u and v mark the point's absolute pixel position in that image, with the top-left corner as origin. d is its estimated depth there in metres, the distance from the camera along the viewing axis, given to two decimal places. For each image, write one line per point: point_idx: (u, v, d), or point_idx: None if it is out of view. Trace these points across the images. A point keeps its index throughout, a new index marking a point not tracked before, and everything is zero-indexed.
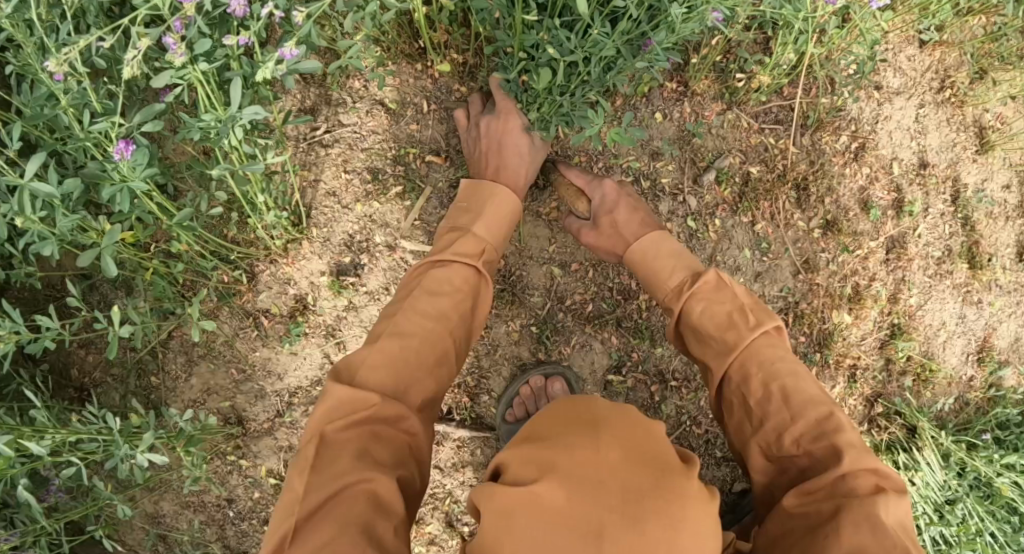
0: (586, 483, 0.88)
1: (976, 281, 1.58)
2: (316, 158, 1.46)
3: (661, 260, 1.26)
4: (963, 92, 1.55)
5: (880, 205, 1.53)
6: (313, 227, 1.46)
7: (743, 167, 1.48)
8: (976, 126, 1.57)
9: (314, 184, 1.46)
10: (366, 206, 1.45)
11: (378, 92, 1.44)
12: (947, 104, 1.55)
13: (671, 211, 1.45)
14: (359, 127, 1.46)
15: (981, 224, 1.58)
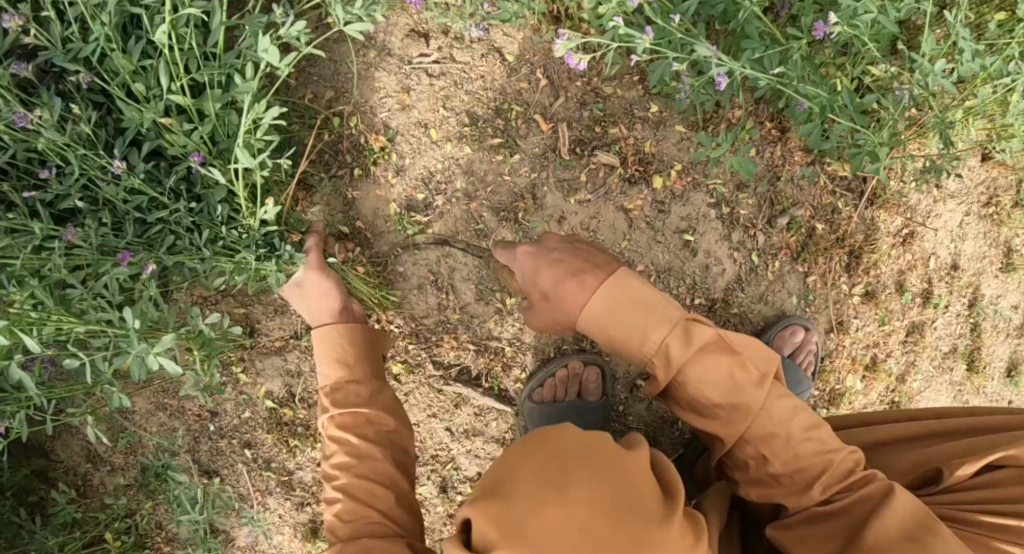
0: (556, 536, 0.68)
1: (971, 382, 1.74)
2: (416, 84, 1.41)
3: (623, 316, 0.93)
4: (1005, 212, 1.72)
5: (912, 291, 1.66)
6: (395, 154, 1.40)
7: (810, 221, 1.54)
8: (1005, 246, 1.73)
9: (409, 111, 1.40)
10: (456, 147, 1.41)
11: (501, 41, 1.41)
12: (988, 219, 1.72)
13: (742, 239, 1.48)
14: (469, 67, 1.42)
15: (986, 333, 1.74)
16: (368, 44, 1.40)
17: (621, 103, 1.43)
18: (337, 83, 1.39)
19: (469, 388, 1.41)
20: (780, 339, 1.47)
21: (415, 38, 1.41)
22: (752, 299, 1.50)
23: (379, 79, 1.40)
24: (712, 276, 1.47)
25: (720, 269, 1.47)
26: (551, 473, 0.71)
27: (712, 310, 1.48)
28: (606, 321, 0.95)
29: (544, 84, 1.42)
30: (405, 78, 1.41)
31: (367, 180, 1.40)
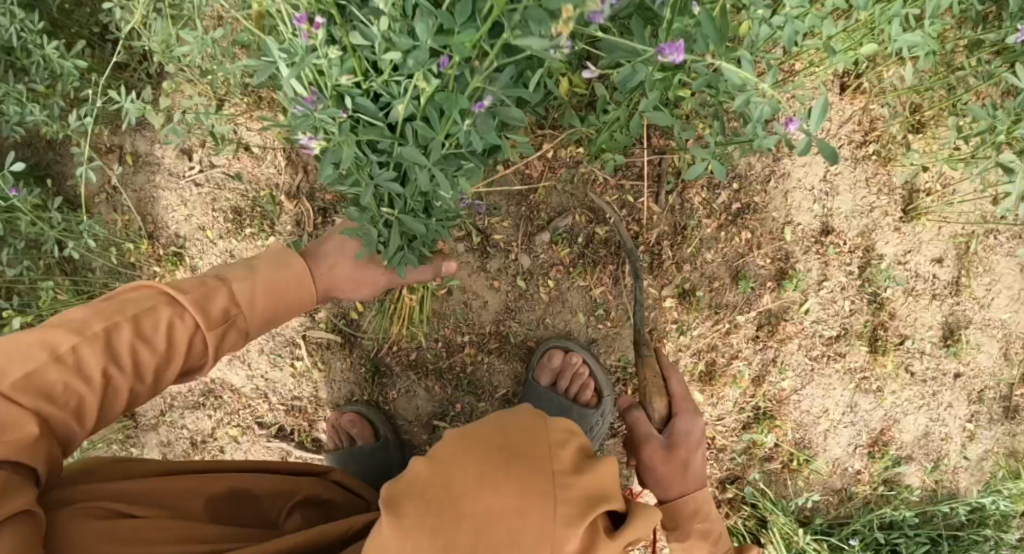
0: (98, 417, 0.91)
1: (876, 366, 1.51)
2: (181, 188, 1.52)
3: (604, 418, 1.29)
4: (888, 150, 1.51)
5: (757, 275, 1.46)
6: (188, 259, 1.52)
7: (588, 227, 1.40)
8: (904, 190, 1.52)
9: (188, 219, 1.51)
10: (227, 242, 1.51)
11: (244, 135, 1.49)
12: (867, 161, 1.52)
13: (503, 267, 1.41)
14: (228, 168, 1.50)
15: (894, 302, 1.53)
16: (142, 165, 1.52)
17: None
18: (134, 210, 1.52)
19: (279, 444, 1.51)
20: (540, 369, 1.39)
21: (181, 154, 1.51)
22: (530, 325, 1.41)
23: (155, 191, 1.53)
24: (474, 310, 1.42)
25: (482, 302, 1.42)
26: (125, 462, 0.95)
27: (485, 343, 1.43)
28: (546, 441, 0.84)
29: (287, 163, 1.48)
30: (181, 191, 1.52)
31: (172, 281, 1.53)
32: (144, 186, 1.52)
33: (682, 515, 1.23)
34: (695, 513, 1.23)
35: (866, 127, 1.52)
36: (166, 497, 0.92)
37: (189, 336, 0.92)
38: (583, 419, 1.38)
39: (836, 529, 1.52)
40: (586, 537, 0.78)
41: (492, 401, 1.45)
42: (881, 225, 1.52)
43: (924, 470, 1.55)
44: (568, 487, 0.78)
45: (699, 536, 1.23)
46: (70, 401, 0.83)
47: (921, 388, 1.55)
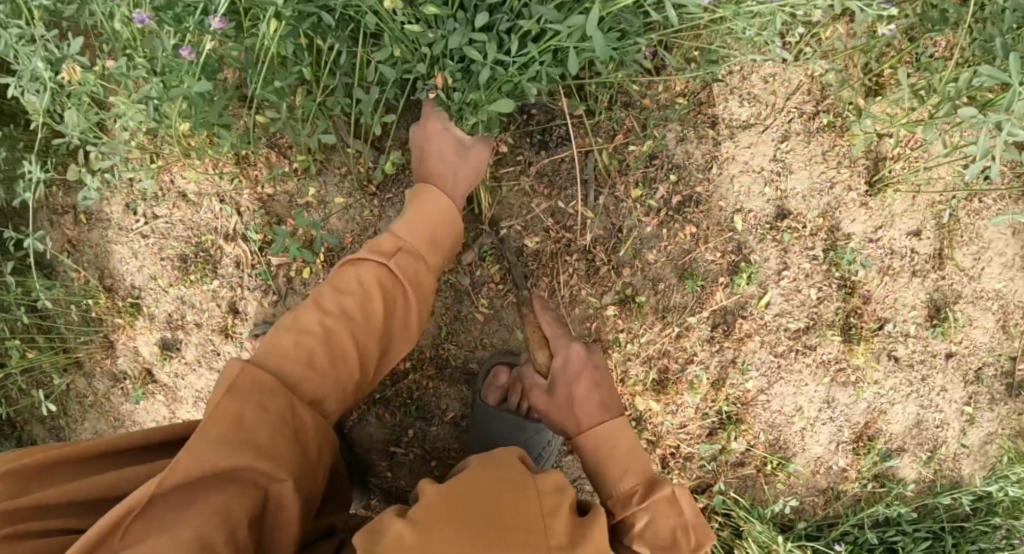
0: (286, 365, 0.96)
1: (851, 356, 1.40)
2: (129, 238, 1.54)
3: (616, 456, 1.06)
4: (842, 119, 1.39)
5: (707, 272, 1.36)
6: (146, 308, 1.54)
7: (517, 239, 1.36)
8: (868, 159, 1.40)
9: (140, 270, 1.54)
10: (178, 289, 1.52)
11: (181, 184, 1.51)
12: (822, 133, 1.39)
13: (435, 290, 1.37)
14: (170, 218, 1.52)
15: (865, 284, 1.40)
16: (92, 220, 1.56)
17: (282, 199, 1.47)
18: (91, 267, 1.56)
19: None
20: (488, 388, 1.33)
21: (128, 209, 1.54)
22: (469, 346, 1.38)
23: (106, 243, 1.55)
24: (411, 335, 1.39)
25: (417, 327, 1.38)
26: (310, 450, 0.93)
27: (426, 368, 1.39)
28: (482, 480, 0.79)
29: (221, 208, 1.49)
30: (132, 244, 1.54)
31: (136, 330, 1.55)
32: (99, 242, 1.56)
33: (603, 460, 1.07)
34: (592, 452, 1.07)
35: (817, 95, 1.39)
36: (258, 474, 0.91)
37: (345, 349, 1.01)
38: (537, 435, 1.31)
39: (824, 532, 1.42)
40: (562, 535, 0.76)
41: (444, 424, 1.42)
42: (845, 201, 1.39)
43: (919, 461, 1.43)
44: (529, 505, 0.77)
45: (681, 538, 1.00)
46: (267, 418, 0.88)
47: (908, 374, 1.42)
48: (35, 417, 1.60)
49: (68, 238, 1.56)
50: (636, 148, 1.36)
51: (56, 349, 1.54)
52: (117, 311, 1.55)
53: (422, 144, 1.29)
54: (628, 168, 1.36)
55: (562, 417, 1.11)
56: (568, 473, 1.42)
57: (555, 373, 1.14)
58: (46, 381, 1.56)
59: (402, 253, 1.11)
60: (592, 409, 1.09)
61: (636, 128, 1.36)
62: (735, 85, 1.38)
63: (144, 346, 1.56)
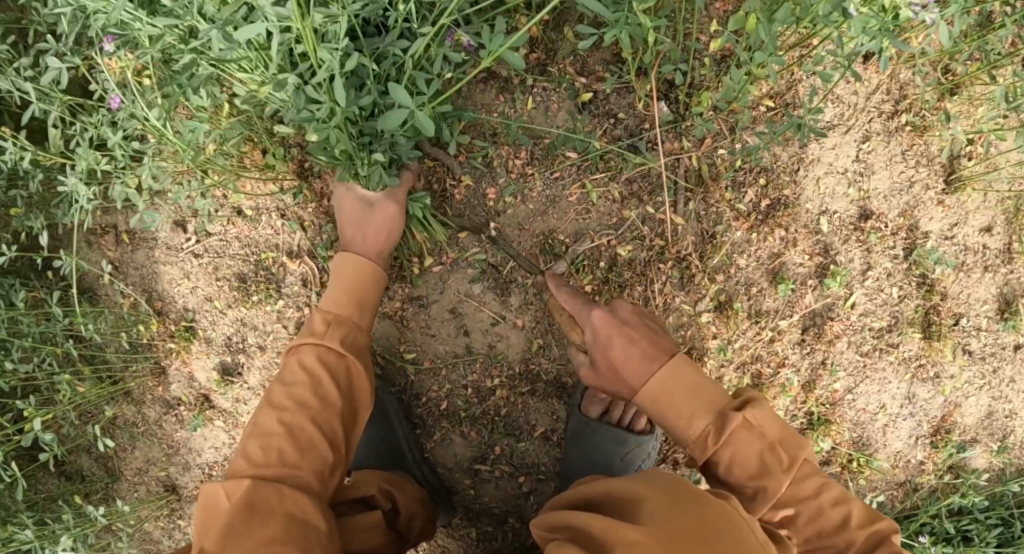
0: (289, 435, 1.05)
1: (930, 353, 1.42)
2: (180, 256, 1.45)
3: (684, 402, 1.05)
4: (920, 119, 1.40)
5: (797, 274, 1.36)
6: (201, 331, 1.45)
7: (609, 249, 1.33)
8: (945, 158, 1.41)
9: (194, 291, 1.45)
10: (236, 310, 1.44)
11: (236, 199, 1.42)
12: (900, 133, 1.40)
13: (525, 304, 1.34)
14: (225, 235, 1.43)
15: (942, 281, 1.43)
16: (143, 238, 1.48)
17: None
18: (137, 288, 1.46)
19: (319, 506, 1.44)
20: (591, 398, 1.33)
21: (176, 226, 1.45)
22: (560, 360, 1.35)
23: (151, 262, 1.46)
24: (500, 351, 1.35)
25: (506, 343, 1.34)
26: (292, 506, 0.98)
27: (516, 385, 1.36)
28: (658, 531, 0.88)
29: (284, 223, 1.41)
30: (182, 264, 1.45)
31: (190, 353, 1.46)
32: (144, 263, 1.46)
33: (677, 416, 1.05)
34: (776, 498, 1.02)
35: (896, 94, 1.39)
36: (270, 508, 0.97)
37: (312, 438, 1.06)
38: (639, 446, 1.33)
39: (904, 524, 1.45)
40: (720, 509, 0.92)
41: (533, 439, 1.38)
42: (924, 200, 1.41)
43: (991, 451, 1.48)
44: (701, 503, 0.93)
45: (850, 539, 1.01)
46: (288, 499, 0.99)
47: (981, 366, 1.46)
48: (83, 449, 1.50)
49: (109, 259, 1.46)
50: (723, 152, 1.34)
51: (103, 379, 1.44)
52: (168, 334, 1.46)
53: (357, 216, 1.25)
54: (717, 172, 1.34)
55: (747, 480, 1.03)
56: None
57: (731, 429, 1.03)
58: (95, 411, 1.46)
59: (309, 409, 1.08)
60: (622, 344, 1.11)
61: (724, 131, 1.35)
62: (818, 86, 1.37)
63: (200, 372, 1.47)
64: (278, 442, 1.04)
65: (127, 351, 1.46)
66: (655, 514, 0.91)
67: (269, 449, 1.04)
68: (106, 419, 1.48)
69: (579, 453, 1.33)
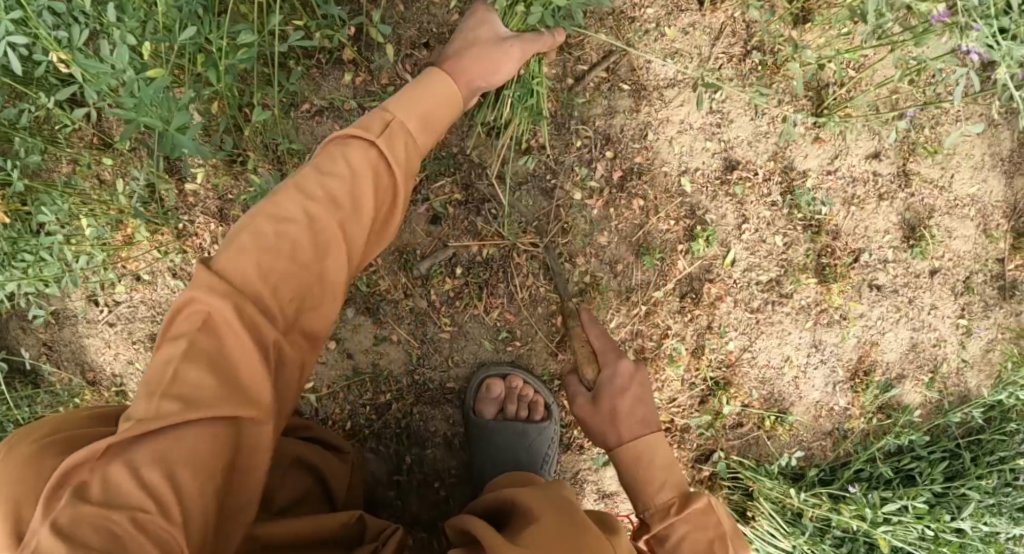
0: (278, 242, 0.86)
1: (830, 296, 1.35)
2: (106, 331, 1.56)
3: (651, 471, 1.12)
4: (772, 56, 1.32)
5: (664, 242, 1.32)
6: (133, 394, 1.57)
7: (469, 250, 1.32)
8: (809, 91, 1.33)
9: (116, 358, 1.57)
10: None
11: (129, 268, 1.50)
12: (753, 75, 1.32)
13: (397, 317, 1.35)
14: (132, 301, 1.54)
15: (830, 220, 1.35)
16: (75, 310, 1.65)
17: None
18: (73, 364, 1.58)
19: None
20: (482, 399, 1.32)
21: (90, 300, 1.54)
22: (442, 366, 1.35)
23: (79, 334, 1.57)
24: (384, 368, 1.37)
25: (387, 359, 1.36)
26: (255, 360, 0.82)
27: (407, 397, 1.38)
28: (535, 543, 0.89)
29: (176, 282, 1.52)
30: (102, 333, 1.56)
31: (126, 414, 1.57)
32: (72, 338, 1.57)
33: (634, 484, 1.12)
34: (637, 462, 1.12)
35: (743, 35, 1.31)
36: (235, 349, 0.82)
37: (335, 259, 0.89)
38: (540, 435, 1.31)
39: (837, 474, 1.39)
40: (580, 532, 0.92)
41: (438, 446, 1.41)
42: (793, 138, 1.33)
43: (922, 384, 1.39)
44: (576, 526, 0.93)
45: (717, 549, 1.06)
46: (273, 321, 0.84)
47: (894, 300, 1.37)
48: None
49: (43, 341, 1.58)
50: (564, 132, 1.31)
51: None
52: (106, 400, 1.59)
53: (470, 35, 1.16)
54: (561, 155, 1.32)
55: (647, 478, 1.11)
56: (572, 468, 1.39)
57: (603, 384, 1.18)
58: None
59: (324, 211, 0.89)
60: (653, 472, 1.11)
61: (559, 110, 1.31)
62: (655, 43, 1.30)
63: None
64: (272, 238, 0.86)
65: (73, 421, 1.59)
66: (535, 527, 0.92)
67: (251, 241, 0.86)
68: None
69: (477, 452, 1.32)
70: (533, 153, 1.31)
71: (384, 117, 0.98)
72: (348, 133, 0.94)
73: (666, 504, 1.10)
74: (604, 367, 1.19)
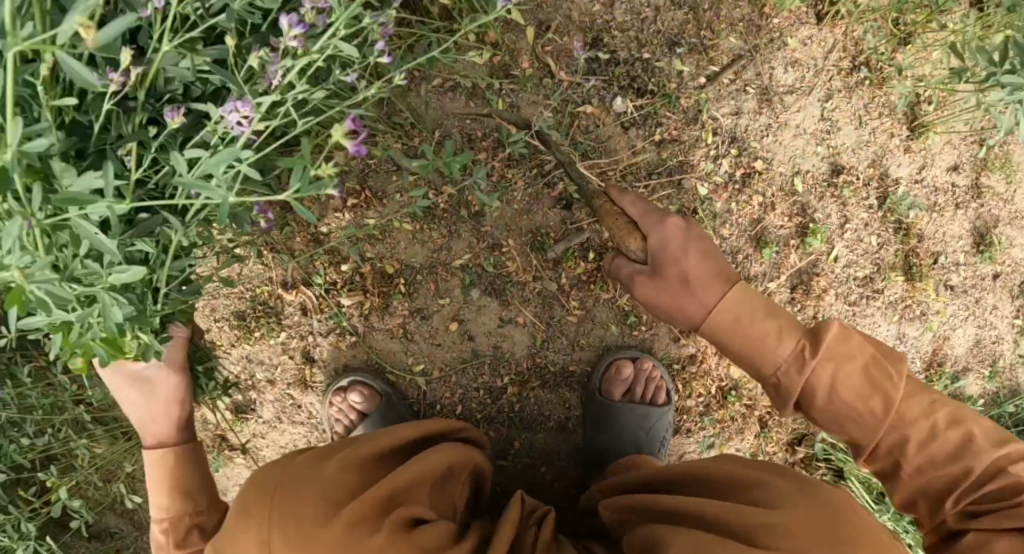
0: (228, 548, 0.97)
1: (915, 293, 1.47)
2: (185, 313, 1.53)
3: (754, 325, 0.97)
4: (878, 72, 1.43)
5: (779, 237, 1.41)
6: (205, 378, 1.55)
7: (602, 236, 1.35)
8: (904, 107, 1.44)
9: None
10: (243, 348, 1.48)
11: None
12: (859, 88, 1.43)
13: (524, 300, 1.36)
14: None
15: (918, 223, 1.47)
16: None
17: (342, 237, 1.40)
18: None
19: None
20: (609, 381, 1.34)
21: None
22: (566, 350, 1.38)
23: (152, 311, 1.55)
24: (506, 351, 1.38)
25: (511, 342, 1.38)
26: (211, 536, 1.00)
27: (525, 379, 1.40)
28: (778, 517, 0.83)
29: (274, 257, 1.42)
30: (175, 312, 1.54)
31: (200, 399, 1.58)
32: None
33: (746, 345, 0.98)
34: (735, 325, 0.98)
35: (852, 51, 1.42)
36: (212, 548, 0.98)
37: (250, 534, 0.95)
38: (660, 418, 1.35)
39: None
40: (817, 493, 0.86)
41: (548, 429, 1.44)
42: (890, 148, 1.45)
43: (982, 376, 1.54)
44: (815, 488, 0.87)
45: (875, 376, 0.93)
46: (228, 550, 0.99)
47: (964, 299, 1.51)
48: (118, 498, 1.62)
49: None
50: (695, 127, 1.37)
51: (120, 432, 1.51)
52: None
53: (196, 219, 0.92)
54: (690, 150, 1.37)
55: (756, 346, 0.97)
56: (677, 450, 1.45)
57: (654, 252, 1.00)
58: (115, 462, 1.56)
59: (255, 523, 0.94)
60: (759, 323, 0.97)
61: (692, 108, 1.37)
62: (779, 51, 1.39)
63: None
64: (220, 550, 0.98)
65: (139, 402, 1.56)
66: (765, 495, 0.88)
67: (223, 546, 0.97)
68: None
69: (595, 431, 1.35)
70: (665, 147, 1.36)
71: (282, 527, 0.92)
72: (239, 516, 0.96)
73: (795, 351, 0.95)
74: (649, 232, 1.01)
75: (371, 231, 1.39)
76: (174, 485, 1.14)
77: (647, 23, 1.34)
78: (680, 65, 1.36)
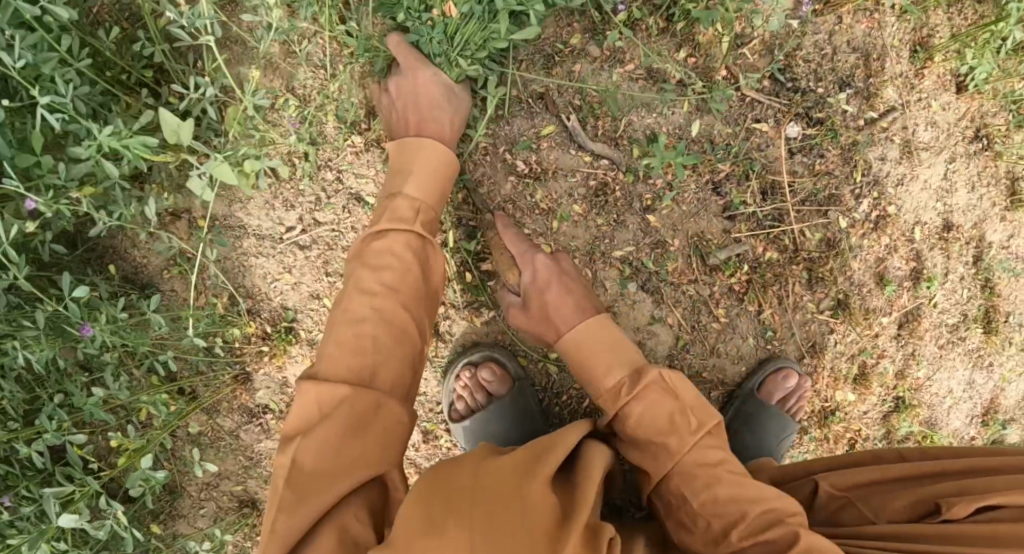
0: (360, 346, 1.04)
1: (988, 345, 1.60)
2: (296, 261, 1.54)
3: (599, 354, 1.18)
4: (998, 145, 1.54)
5: (897, 277, 1.52)
6: (302, 333, 1.56)
7: (755, 252, 1.45)
8: (1008, 179, 1.55)
9: (298, 287, 1.54)
10: None
11: (356, 187, 1.50)
12: (979, 157, 1.54)
13: (675, 301, 1.44)
14: (336, 225, 1.53)
15: (1001, 283, 1.58)
16: (246, 233, 1.52)
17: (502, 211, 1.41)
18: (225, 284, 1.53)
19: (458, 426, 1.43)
20: (773, 384, 1.44)
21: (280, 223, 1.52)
22: (702, 355, 1.46)
23: (255, 253, 1.53)
24: (649, 348, 1.45)
25: (655, 340, 1.45)
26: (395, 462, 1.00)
27: None
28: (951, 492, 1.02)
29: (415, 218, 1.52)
30: (281, 259, 1.54)
31: (297, 351, 1.57)
32: (233, 257, 1.53)
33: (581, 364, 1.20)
34: (579, 353, 1.20)
35: (977, 122, 1.53)
36: (340, 460, 0.95)
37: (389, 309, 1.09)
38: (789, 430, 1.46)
39: None
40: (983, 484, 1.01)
41: None
42: (990, 215, 1.56)
43: None
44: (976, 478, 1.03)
45: (677, 423, 1.09)
46: (363, 423, 0.99)
47: None
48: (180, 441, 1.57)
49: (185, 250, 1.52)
50: (848, 165, 1.47)
51: (228, 360, 1.54)
52: (270, 328, 1.56)
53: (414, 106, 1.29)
54: (840, 185, 1.47)
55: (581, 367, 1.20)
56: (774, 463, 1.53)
57: (526, 286, 1.29)
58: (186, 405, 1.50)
59: (389, 299, 1.10)
60: (604, 352, 1.17)
61: (849, 146, 1.46)
62: (923, 110, 1.50)
63: (293, 378, 1.58)
64: (375, 282, 1.11)
65: (226, 346, 1.54)
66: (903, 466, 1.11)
67: (353, 339, 1.05)
68: (192, 434, 1.57)
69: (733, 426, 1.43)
70: (822, 178, 1.45)
71: (405, 201, 1.21)
72: (387, 227, 1.17)
73: (615, 386, 1.14)
74: (523, 270, 1.30)
75: (535, 206, 1.41)
76: (438, 188, 1.25)
77: (825, 61, 1.44)
78: (845, 104, 1.45)
